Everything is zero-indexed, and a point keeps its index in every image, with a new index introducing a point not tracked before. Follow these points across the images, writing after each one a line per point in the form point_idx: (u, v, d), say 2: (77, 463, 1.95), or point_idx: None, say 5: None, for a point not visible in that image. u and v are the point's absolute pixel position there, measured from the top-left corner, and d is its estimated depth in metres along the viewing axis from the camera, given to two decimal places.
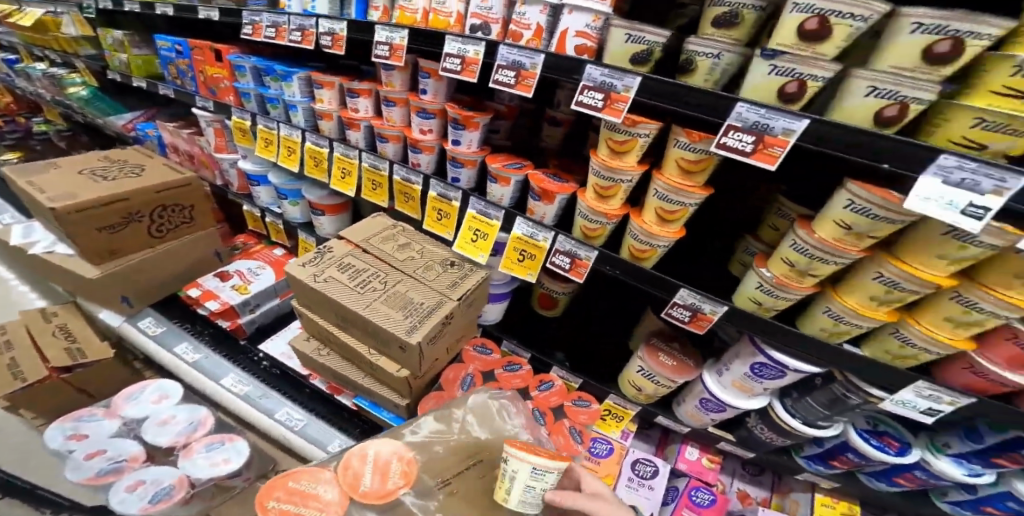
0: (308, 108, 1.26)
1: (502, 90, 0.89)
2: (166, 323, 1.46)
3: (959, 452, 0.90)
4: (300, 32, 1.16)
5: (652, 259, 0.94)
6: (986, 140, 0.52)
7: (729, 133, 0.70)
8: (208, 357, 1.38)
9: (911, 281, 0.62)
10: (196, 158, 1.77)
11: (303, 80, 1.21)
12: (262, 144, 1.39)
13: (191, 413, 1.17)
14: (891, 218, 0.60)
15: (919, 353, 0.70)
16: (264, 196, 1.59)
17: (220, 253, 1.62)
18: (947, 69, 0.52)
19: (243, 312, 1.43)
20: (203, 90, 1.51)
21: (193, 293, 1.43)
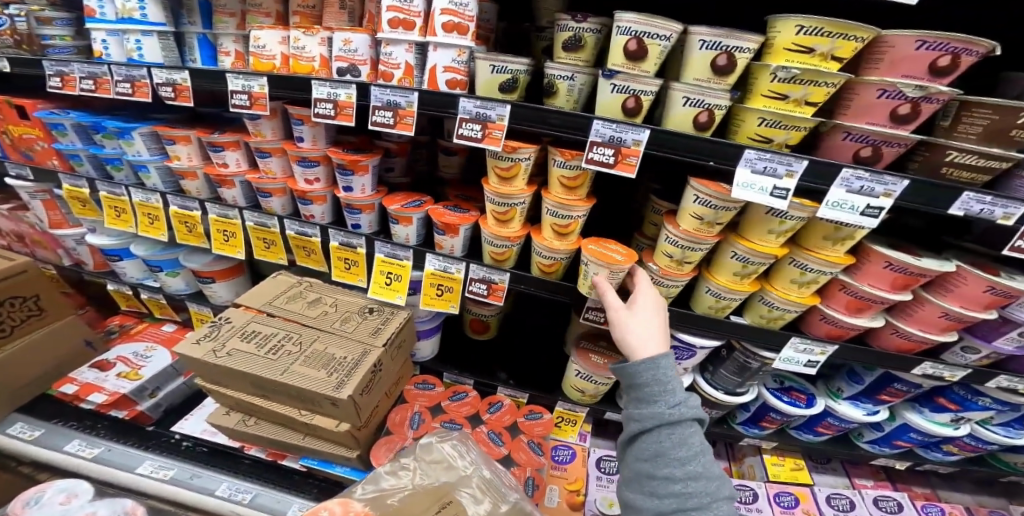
0: (160, 166, 1.22)
1: (383, 130, 0.93)
2: (46, 424, 1.28)
3: (851, 394, 1.03)
4: (129, 83, 1.13)
5: (559, 270, 1.00)
6: (771, 135, 0.66)
7: (593, 148, 0.76)
8: (112, 449, 1.24)
9: (758, 255, 0.72)
10: (24, 237, 1.63)
11: (147, 135, 1.16)
12: (113, 215, 1.32)
13: (113, 507, 1.05)
14: (728, 206, 0.69)
15: (783, 313, 0.79)
16: (131, 270, 1.51)
17: (92, 341, 1.50)
18: (729, 78, 0.66)
19: (141, 398, 1.36)
20: (13, 155, 1.40)
21: (68, 389, 1.33)
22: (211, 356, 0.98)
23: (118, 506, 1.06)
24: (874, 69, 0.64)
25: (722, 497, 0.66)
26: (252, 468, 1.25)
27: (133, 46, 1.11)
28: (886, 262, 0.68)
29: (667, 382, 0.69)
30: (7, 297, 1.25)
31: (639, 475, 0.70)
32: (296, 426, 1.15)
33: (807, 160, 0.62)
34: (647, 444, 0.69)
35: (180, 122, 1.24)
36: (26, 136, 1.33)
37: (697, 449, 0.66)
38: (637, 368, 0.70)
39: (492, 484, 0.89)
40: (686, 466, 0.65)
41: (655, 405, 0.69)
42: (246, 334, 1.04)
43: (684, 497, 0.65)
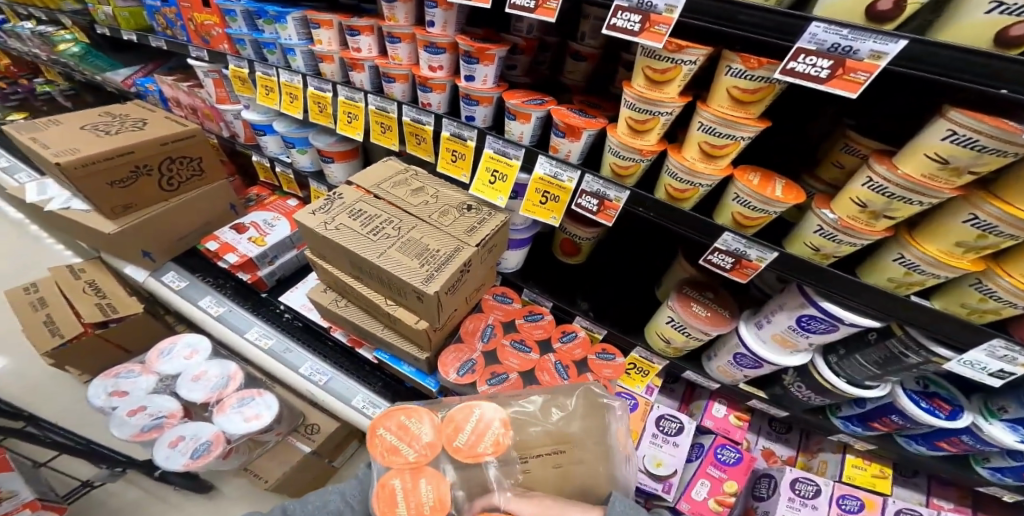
0: (307, 51, 1.17)
1: (521, 16, 0.82)
2: (189, 278, 1.45)
3: (1017, 417, 0.86)
4: None
5: (692, 198, 0.87)
6: None
7: (798, 58, 0.60)
8: (232, 310, 1.39)
9: (1013, 226, 0.54)
10: (198, 111, 1.71)
11: (298, 20, 1.12)
12: (263, 93, 1.32)
13: (221, 369, 1.25)
14: (1004, 149, 0.49)
15: (1004, 307, 0.62)
16: (272, 145, 1.54)
17: (235, 206, 1.57)
18: None
19: (262, 264, 1.41)
20: (195, 39, 1.41)
21: (212, 246, 1.42)
22: (321, 227, 0.99)
23: (223, 368, 1.26)
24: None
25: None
26: (333, 353, 1.36)
27: None
28: None
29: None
30: (177, 155, 1.33)
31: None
32: (378, 315, 1.19)
33: None
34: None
35: (326, 7, 1.16)
36: (207, 23, 1.31)
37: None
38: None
39: None
40: None
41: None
42: (354, 212, 1.03)
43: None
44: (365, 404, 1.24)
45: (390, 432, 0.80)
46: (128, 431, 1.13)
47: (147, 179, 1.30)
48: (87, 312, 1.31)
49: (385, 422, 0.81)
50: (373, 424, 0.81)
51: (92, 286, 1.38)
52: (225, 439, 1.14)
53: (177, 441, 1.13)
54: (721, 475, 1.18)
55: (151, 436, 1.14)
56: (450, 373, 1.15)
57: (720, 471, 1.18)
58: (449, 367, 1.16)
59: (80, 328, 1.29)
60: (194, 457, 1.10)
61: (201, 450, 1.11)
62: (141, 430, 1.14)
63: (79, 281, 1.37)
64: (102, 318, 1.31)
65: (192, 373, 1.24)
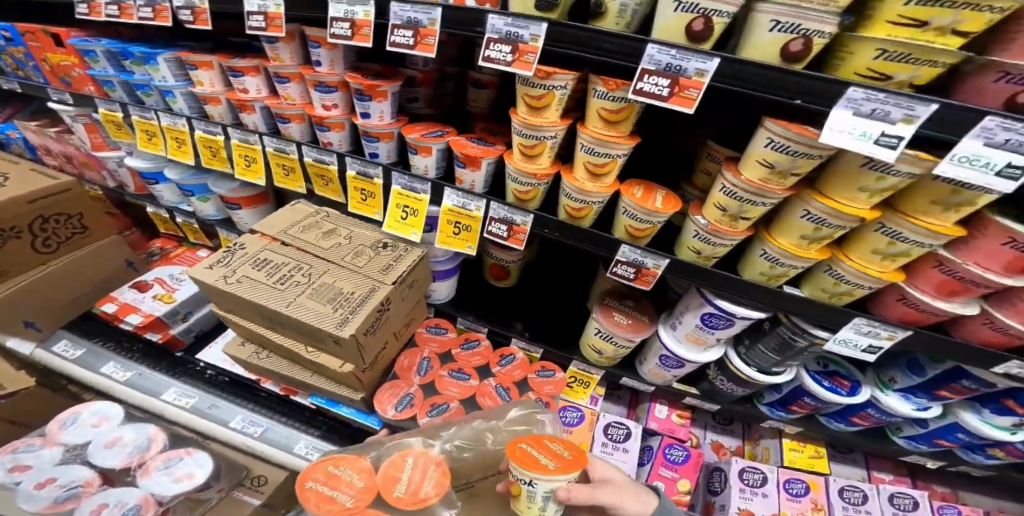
0: (187, 93, 1.14)
1: (402, 53, 0.80)
2: (87, 344, 1.33)
3: (905, 385, 0.93)
4: (190, 10, 0.99)
5: (589, 216, 0.90)
6: (891, 71, 0.52)
7: (644, 78, 0.63)
8: (143, 373, 1.29)
9: (838, 217, 0.59)
10: (73, 158, 1.60)
11: (171, 61, 1.08)
12: (144, 138, 1.27)
13: (139, 432, 1.09)
14: (812, 153, 0.56)
15: (852, 289, 0.68)
16: (168, 193, 1.47)
17: (134, 262, 1.49)
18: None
19: (173, 321, 1.35)
20: (53, 81, 1.35)
21: (109, 308, 1.34)
22: (221, 282, 0.94)
23: (143, 431, 1.10)
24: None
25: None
26: (268, 403, 1.28)
27: None
28: (1008, 239, 0.52)
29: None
30: (51, 213, 1.23)
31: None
32: (304, 363, 1.14)
33: (937, 104, 0.47)
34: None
35: (205, 47, 1.14)
36: (63, 63, 1.27)
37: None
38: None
39: None
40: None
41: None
42: (258, 262, 0.99)
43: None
44: (308, 451, 1.18)
45: (320, 482, 0.75)
46: (37, 504, 0.94)
47: (17, 242, 1.19)
48: None
49: (313, 472, 0.76)
50: (300, 478, 0.75)
51: None
52: (156, 502, 0.97)
53: (100, 509, 0.94)
54: (673, 475, 1.19)
55: (65, 509, 0.95)
56: (387, 410, 1.10)
57: (672, 471, 1.20)
58: (386, 404, 1.12)
59: None
60: None
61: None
62: (52, 502, 0.95)
63: None
64: None
65: (103, 440, 1.07)
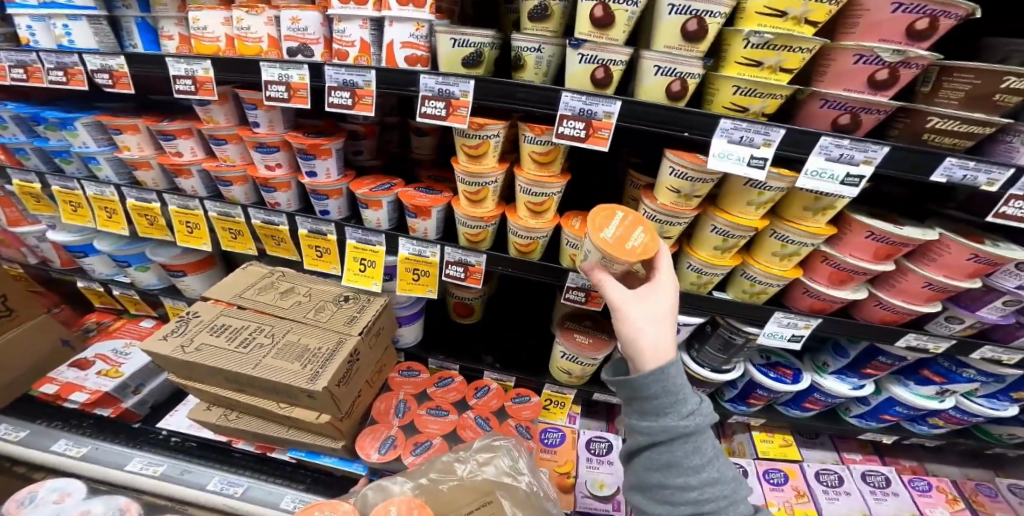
0: (112, 158, 1.12)
1: (341, 113, 0.85)
2: (30, 425, 1.25)
3: (837, 368, 1.03)
4: (61, 71, 0.99)
5: (537, 250, 0.97)
6: (746, 104, 0.61)
7: (563, 122, 0.70)
8: (98, 447, 1.22)
9: (739, 229, 0.69)
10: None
11: (90, 125, 1.06)
12: (69, 209, 1.24)
13: (109, 504, 1.05)
14: (704, 178, 0.66)
15: (766, 288, 0.78)
16: (99, 266, 1.44)
17: (68, 340, 1.44)
18: (702, 45, 0.60)
19: (125, 395, 1.33)
20: None
21: (48, 389, 1.28)
22: (179, 351, 0.95)
23: (113, 502, 1.06)
24: (850, 34, 0.61)
25: (738, 496, 0.61)
26: (246, 462, 1.25)
27: (61, 31, 0.96)
28: (867, 232, 0.65)
29: (679, 391, 0.59)
30: None
31: (649, 485, 0.62)
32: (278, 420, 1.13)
33: (784, 129, 0.58)
34: (657, 455, 0.61)
35: (127, 107, 1.13)
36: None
37: (710, 454, 0.60)
38: (648, 381, 0.58)
39: (531, 496, 0.99)
40: (701, 473, 0.59)
41: (665, 417, 0.60)
42: (216, 327, 1.00)
43: (702, 505, 0.59)
44: (295, 504, 1.14)
45: None
46: None
47: None
48: None
49: None
50: None
51: None
52: None
53: None
54: None
55: None
56: (371, 454, 1.11)
57: None
58: (369, 449, 1.12)
59: None
60: None
61: None
62: None
63: None
64: None
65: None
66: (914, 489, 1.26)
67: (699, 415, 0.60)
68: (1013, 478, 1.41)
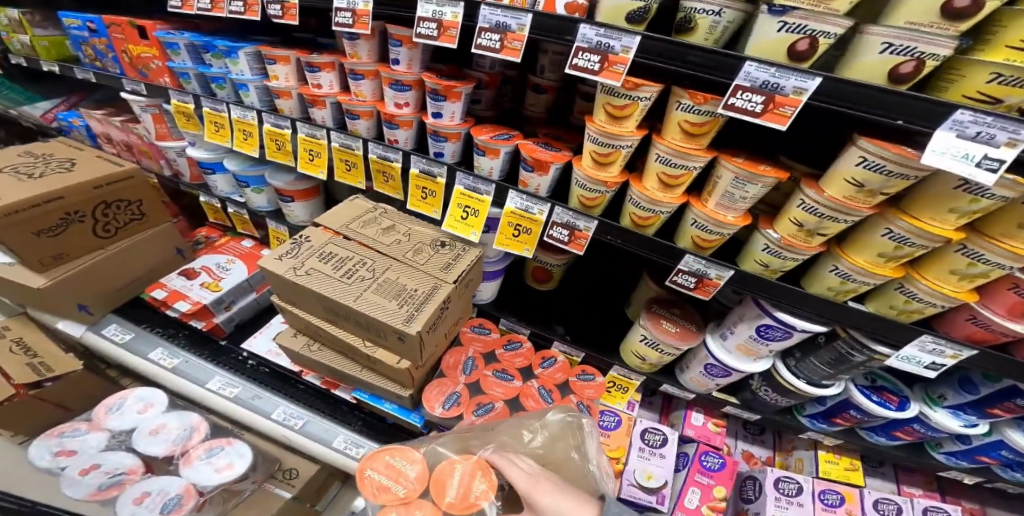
0: (261, 86, 1.16)
1: (486, 56, 0.83)
2: (135, 328, 1.36)
3: (955, 403, 0.96)
4: (242, 1, 1.00)
5: (654, 225, 0.93)
6: (1002, 95, 0.52)
7: (737, 94, 0.67)
8: (188, 361, 1.32)
9: (922, 237, 0.63)
10: (133, 147, 1.64)
11: (252, 54, 1.11)
12: (212, 129, 1.28)
13: (181, 420, 1.15)
14: (905, 174, 0.59)
15: (923, 307, 0.71)
16: (223, 184, 1.52)
17: (183, 250, 1.50)
18: (964, 25, 0.52)
19: (217, 310, 1.38)
20: (129, 71, 1.39)
21: (158, 294, 1.37)
22: (291, 273, 0.98)
23: (186, 419, 1.16)
24: None
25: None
26: (306, 396, 1.32)
27: None
28: None
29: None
30: (112, 200, 1.25)
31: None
32: (355, 358, 1.18)
33: None
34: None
35: (280, 40, 1.15)
36: (145, 55, 1.31)
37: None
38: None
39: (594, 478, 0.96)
40: None
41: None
42: (324, 254, 1.03)
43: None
44: (348, 445, 1.20)
45: (378, 471, 0.90)
46: (83, 490, 1.01)
47: (79, 227, 1.21)
48: (15, 372, 1.12)
49: (371, 463, 0.91)
50: (360, 468, 0.90)
51: (20, 345, 1.19)
52: (197, 491, 1.04)
53: (143, 497, 1.01)
54: (709, 482, 1.21)
55: (110, 495, 1.02)
56: (435, 408, 1.13)
57: (708, 478, 1.22)
58: (434, 402, 1.14)
59: (12, 390, 1.08)
60: (165, 511, 0.99)
61: (171, 504, 1.01)
62: (98, 488, 1.02)
63: (5, 340, 1.19)
64: (38, 376, 1.13)
65: (148, 427, 1.13)
66: None
67: None
68: None
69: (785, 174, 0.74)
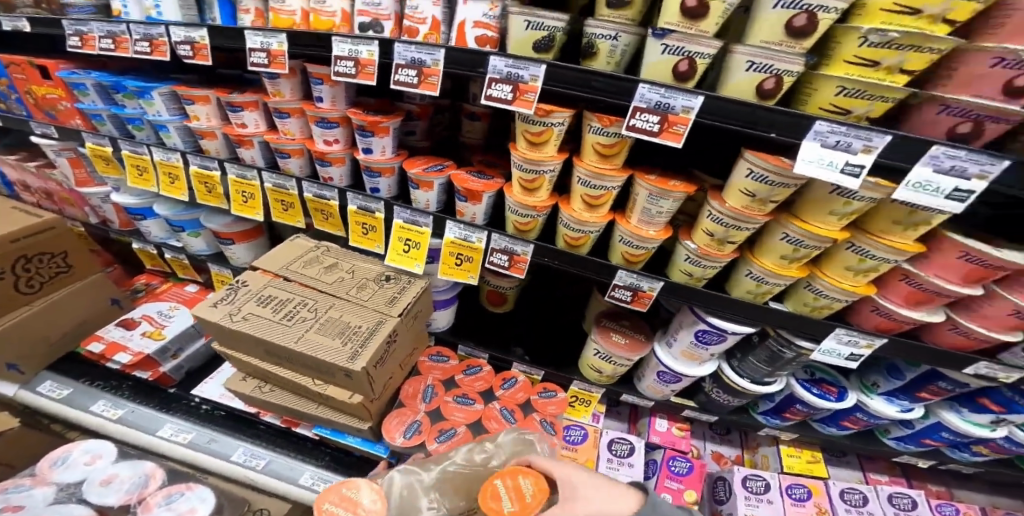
0: (181, 126, 1.15)
1: (404, 91, 0.80)
2: (74, 383, 1.29)
3: (888, 389, 1.00)
4: (147, 42, 1.00)
5: (586, 244, 0.95)
6: (850, 106, 0.58)
7: (636, 115, 0.68)
8: (135, 410, 1.26)
9: (812, 239, 0.66)
10: (52, 194, 1.59)
11: (167, 95, 1.09)
12: (135, 173, 1.26)
13: (136, 469, 1.06)
14: (785, 182, 0.62)
15: (830, 303, 0.75)
16: (155, 229, 1.47)
17: (118, 300, 1.47)
18: (807, 42, 0.57)
19: (163, 359, 1.34)
20: (37, 114, 1.35)
21: (95, 347, 1.31)
22: (227, 320, 0.96)
23: (139, 467, 1.06)
24: (997, 35, 0.54)
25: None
26: (268, 434, 1.25)
27: (150, 2, 0.99)
28: (961, 253, 0.60)
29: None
30: (33, 253, 1.22)
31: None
32: (309, 395, 1.13)
33: (891, 134, 0.53)
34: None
35: (197, 79, 1.14)
36: (50, 97, 1.27)
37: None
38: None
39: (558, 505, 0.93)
40: None
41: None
42: (263, 298, 1.01)
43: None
44: (314, 481, 1.16)
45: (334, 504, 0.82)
46: None
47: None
48: None
49: (329, 496, 0.83)
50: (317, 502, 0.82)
51: None
52: None
53: None
54: (680, 486, 1.20)
55: None
56: (396, 438, 1.10)
57: (678, 483, 1.20)
58: (394, 432, 1.11)
59: None
60: None
61: None
62: None
63: None
64: None
65: (98, 479, 1.03)
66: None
67: None
68: None
69: (694, 187, 0.77)
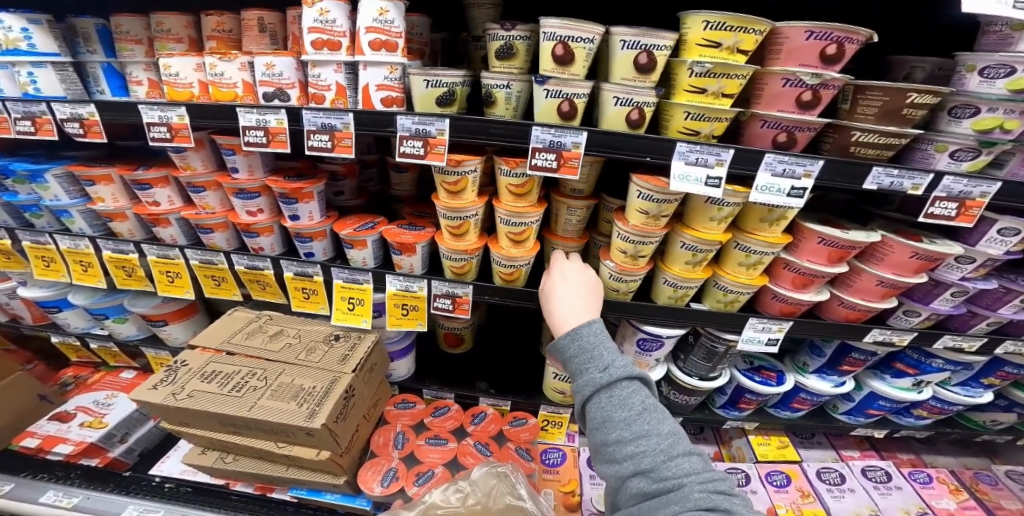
0: (86, 208, 1.13)
1: (321, 156, 0.83)
2: (15, 477, 1.21)
3: (816, 367, 1.09)
4: (29, 121, 0.96)
5: (520, 277, 0.99)
6: (698, 128, 0.69)
7: (535, 155, 0.74)
8: (90, 496, 1.19)
9: (704, 243, 0.78)
10: None
11: (61, 177, 1.06)
12: (42, 265, 1.24)
13: None
14: (668, 199, 0.74)
15: (737, 296, 0.85)
16: (74, 320, 1.42)
17: (48, 395, 1.36)
18: (652, 77, 0.68)
19: (110, 445, 1.27)
20: None
21: (28, 443, 1.25)
22: (170, 399, 0.95)
23: None
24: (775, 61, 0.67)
25: (678, 452, 0.61)
26: (241, 503, 1.19)
27: (25, 79, 0.95)
28: (819, 238, 0.75)
29: (594, 349, 0.68)
30: None
31: (596, 447, 0.66)
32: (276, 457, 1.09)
33: (733, 149, 0.66)
34: (592, 412, 0.66)
35: (100, 157, 1.14)
36: None
37: (638, 408, 0.63)
38: (564, 342, 0.70)
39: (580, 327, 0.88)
40: (629, 425, 0.62)
41: (588, 373, 0.67)
42: (207, 374, 1.00)
43: (639, 459, 0.61)
44: None
45: None
46: None
47: None
48: None
49: None
50: None
51: None
52: None
53: None
54: None
55: None
56: (374, 488, 1.07)
57: None
58: (371, 482, 1.08)
59: None
60: None
61: None
62: None
63: None
64: None
65: None
66: (914, 482, 1.29)
67: (602, 368, 0.66)
68: (1010, 466, 1.43)
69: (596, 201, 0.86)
